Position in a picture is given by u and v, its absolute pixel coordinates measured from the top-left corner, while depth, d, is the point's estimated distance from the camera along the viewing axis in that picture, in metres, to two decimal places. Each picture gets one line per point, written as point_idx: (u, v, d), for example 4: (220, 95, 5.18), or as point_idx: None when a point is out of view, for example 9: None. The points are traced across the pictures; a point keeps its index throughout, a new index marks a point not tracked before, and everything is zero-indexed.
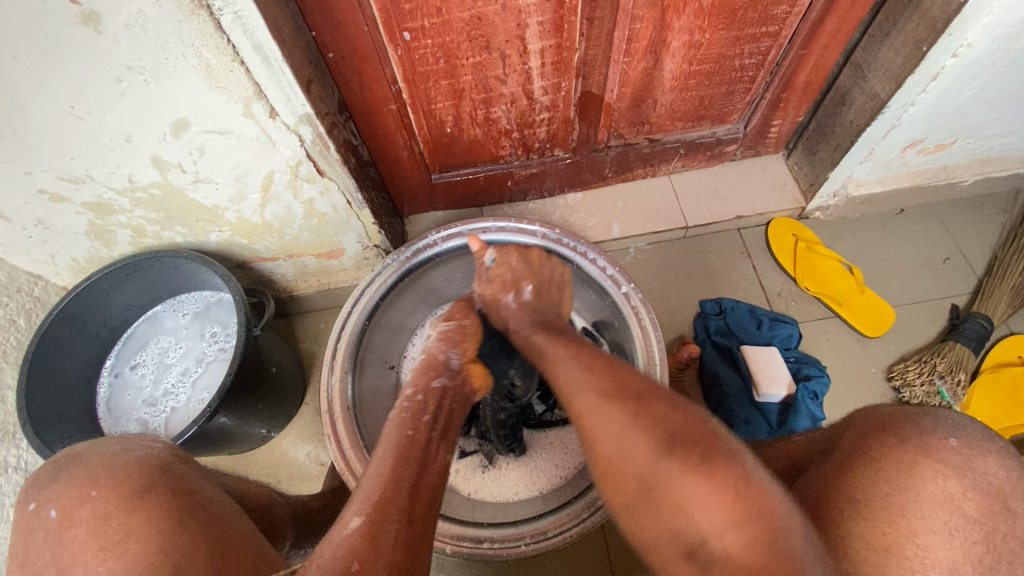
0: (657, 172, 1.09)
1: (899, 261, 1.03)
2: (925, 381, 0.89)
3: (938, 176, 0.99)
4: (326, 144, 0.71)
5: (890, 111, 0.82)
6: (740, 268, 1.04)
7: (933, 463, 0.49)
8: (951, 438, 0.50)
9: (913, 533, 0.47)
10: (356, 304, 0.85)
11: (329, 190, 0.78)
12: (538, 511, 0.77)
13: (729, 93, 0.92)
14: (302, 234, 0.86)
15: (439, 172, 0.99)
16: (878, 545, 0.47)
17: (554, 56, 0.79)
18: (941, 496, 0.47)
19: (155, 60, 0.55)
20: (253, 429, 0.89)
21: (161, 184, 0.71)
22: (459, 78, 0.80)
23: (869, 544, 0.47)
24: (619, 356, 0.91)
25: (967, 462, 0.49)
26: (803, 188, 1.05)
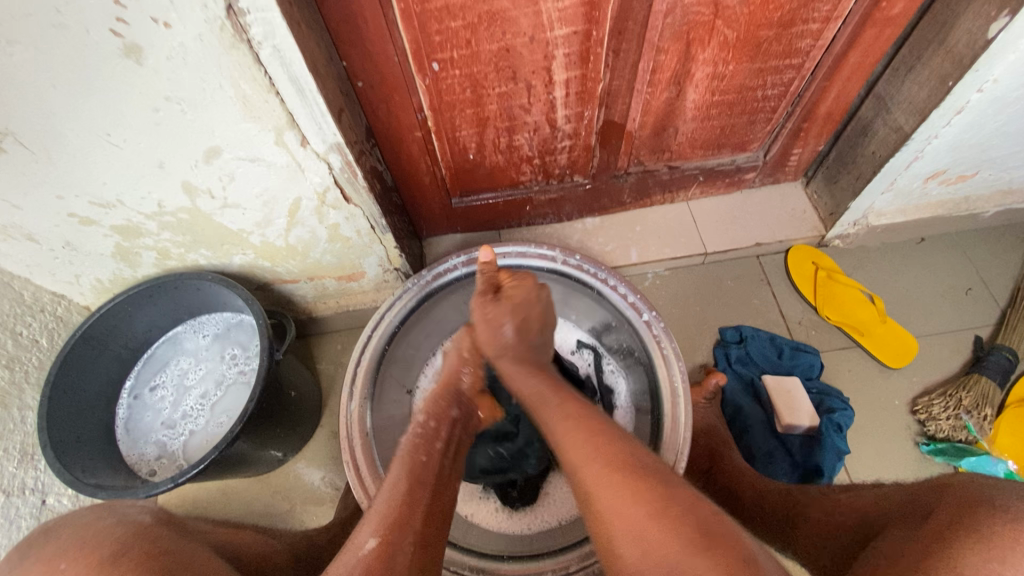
0: (675, 199, 1.09)
1: (920, 290, 1.02)
2: (950, 416, 0.87)
3: (959, 207, 0.99)
4: (354, 171, 0.72)
5: (913, 144, 0.82)
6: (760, 296, 1.03)
7: None
8: None
9: None
10: (376, 327, 0.85)
11: (354, 216, 0.79)
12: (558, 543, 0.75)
13: (750, 122, 0.92)
14: (324, 258, 0.86)
15: (459, 197, 1.00)
16: None
17: (578, 86, 0.80)
18: None
19: (192, 91, 0.56)
20: (269, 452, 0.88)
21: (189, 209, 0.71)
22: (484, 106, 0.80)
23: None
24: (628, 356, 0.91)
25: None
26: (822, 216, 1.05)
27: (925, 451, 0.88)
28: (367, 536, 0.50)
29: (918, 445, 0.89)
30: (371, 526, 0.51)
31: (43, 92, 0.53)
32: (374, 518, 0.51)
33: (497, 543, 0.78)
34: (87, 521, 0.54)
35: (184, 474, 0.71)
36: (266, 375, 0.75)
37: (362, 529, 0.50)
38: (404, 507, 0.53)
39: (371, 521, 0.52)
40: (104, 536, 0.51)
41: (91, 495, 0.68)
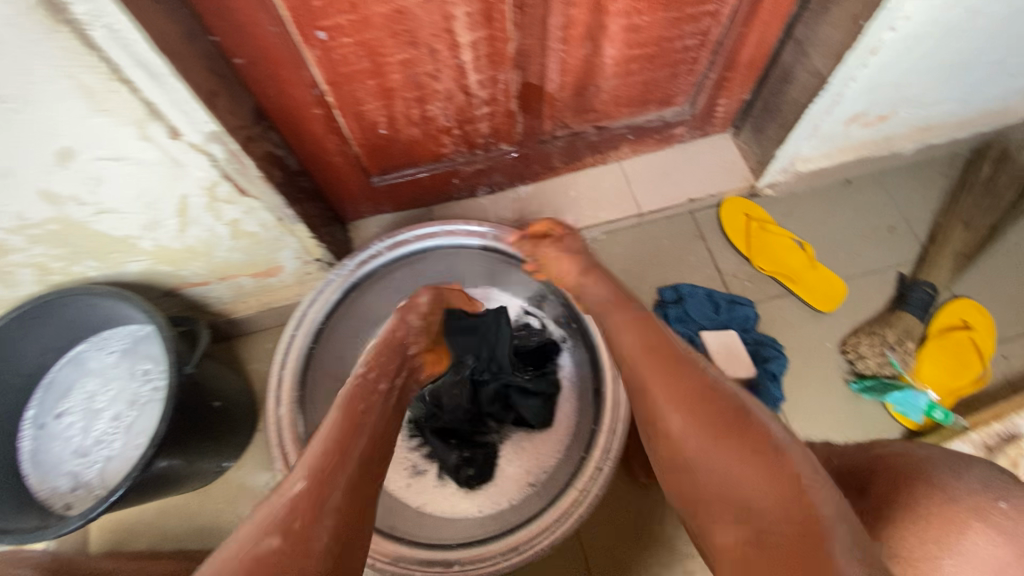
0: (607, 159, 1.06)
1: (848, 232, 1.04)
2: (877, 353, 0.91)
3: (881, 147, 1.00)
4: (243, 160, 0.65)
5: (832, 87, 0.81)
6: (696, 252, 1.03)
7: None
8: None
9: None
10: (299, 326, 0.80)
11: (254, 209, 0.72)
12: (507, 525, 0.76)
13: (673, 75, 0.89)
14: (232, 256, 0.80)
15: (379, 175, 0.94)
16: None
17: (487, 48, 0.74)
18: None
19: (19, 85, 0.48)
20: (201, 467, 0.83)
21: (58, 219, 0.63)
22: (386, 76, 0.74)
23: None
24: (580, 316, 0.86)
25: None
26: (752, 166, 1.04)
27: (854, 389, 0.92)
28: (297, 478, 0.48)
29: (848, 383, 0.93)
30: (302, 470, 0.49)
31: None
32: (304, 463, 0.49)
33: (450, 532, 0.78)
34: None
35: (97, 507, 0.66)
36: (177, 391, 0.69)
37: (296, 476, 0.48)
38: (345, 461, 0.50)
39: (304, 463, 0.50)
40: None
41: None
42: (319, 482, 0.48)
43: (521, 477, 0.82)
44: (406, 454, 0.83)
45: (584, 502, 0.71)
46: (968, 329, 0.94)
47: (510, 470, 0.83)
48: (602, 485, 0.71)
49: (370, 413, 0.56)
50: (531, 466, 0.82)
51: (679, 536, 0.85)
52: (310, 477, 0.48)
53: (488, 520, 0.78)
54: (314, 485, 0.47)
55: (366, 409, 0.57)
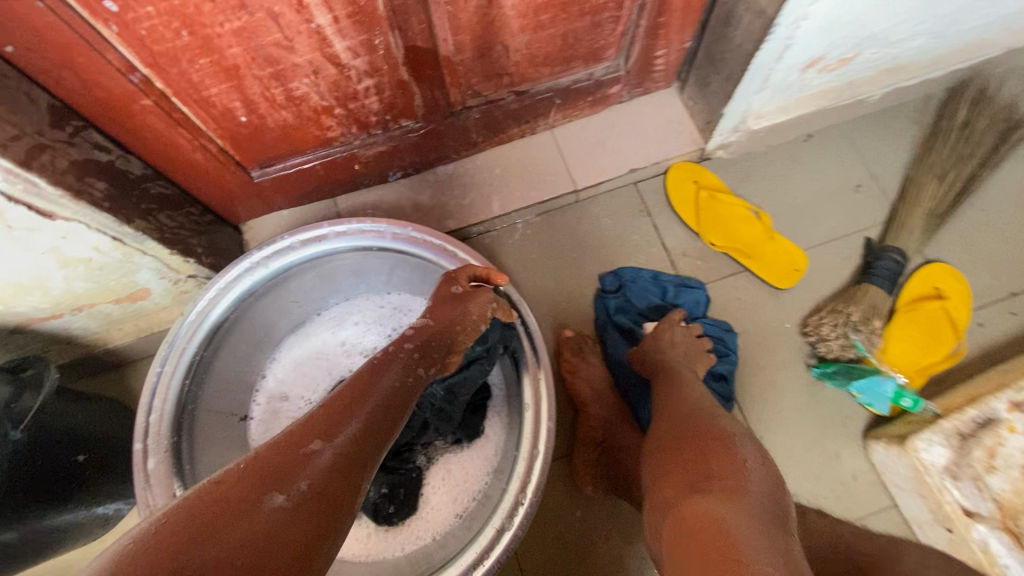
0: (535, 129, 0.92)
1: (810, 194, 0.93)
2: (839, 334, 0.81)
3: (844, 94, 0.87)
4: (28, 177, 0.51)
5: (780, 30, 0.67)
6: (640, 230, 0.91)
7: None
8: None
9: None
10: (166, 360, 0.68)
11: (74, 231, 0.58)
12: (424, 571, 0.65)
13: (595, 25, 0.75)
14: (74, 285, 0.66)
15: (260, 169, 0.80)
16: None
17: (347, 7, 0.59)
18: None
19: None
20: (82, 524, 0.73)
21: None
22: (222, 52, 0.58)
23: None
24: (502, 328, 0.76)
25: None
26: (700, 126, 0.91)
27: (815, 374, 0.83)
28: (277, 490, 0.42)
29: (809, 368, 0.84)
30: (276, 478, 0.42)
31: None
32: (282, 464, 0.43)
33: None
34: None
35: None
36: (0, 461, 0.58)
37: (280, 481, 0.42)
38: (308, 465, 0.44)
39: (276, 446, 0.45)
40: None
41: None
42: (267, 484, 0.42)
43: (447, 507, 0.73)
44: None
45: (501, 544, 0.61)
46: (941, 299, 0.84)
47: (436, 499, 0.74)
48: (521, 523, 0.61)
49: (368, 416, 0.51)
50: (457, 495, 0.73)
51: (629, 553, 0.77)
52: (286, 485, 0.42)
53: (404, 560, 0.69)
54: (256, 485, 0.42)
55: (373, 410, 0.52)
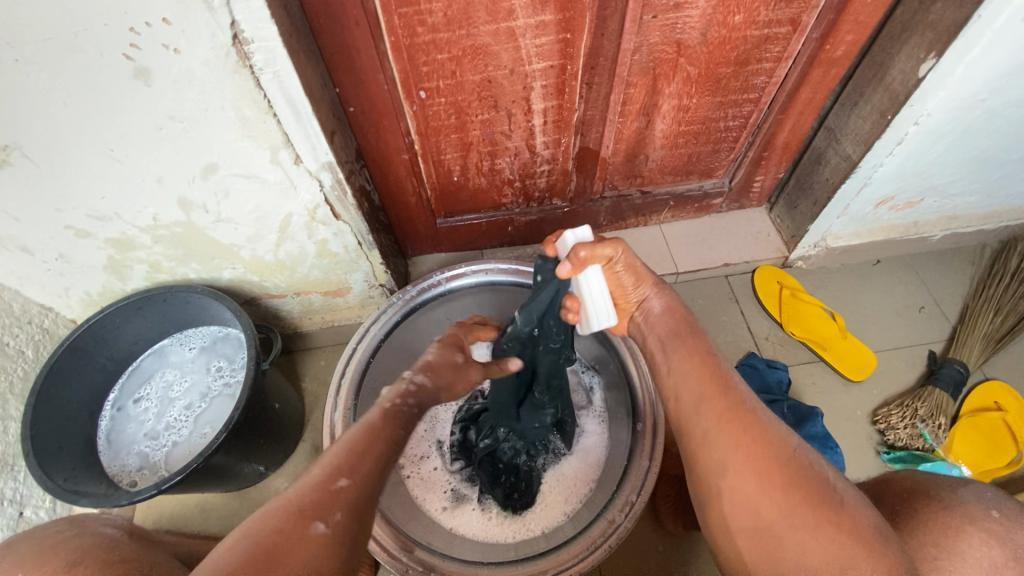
0: (648, 222, 1.15)
1: (877, 308, 1.09)
2: (908, 424, 0.92)
3: (909, 231, 1.07)
4: (344, 189, 0.76)
5: (862, 171, 0.90)
6: (729, 313, 1.09)
7: (977, 531, 0.51)
8: (993, 510, 0.53)
9: None
10: (361, 340, 0.88)
11: (342, 232, 0.82)
12: (537, 549, 0.78)
13: (715, 151, 1.00)
14: (312, 273, 0.90)
15: (444, 218, 1.05)
16: None
17: (555, 115, 0.87)
18: (985, 563, 0.50)
19: (204, 119, 0.61)
20: (251, 466, 0.89)
21: (184, 223, 0.75)
22: (468, 132, 0.86)
23: None
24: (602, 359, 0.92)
25: (1009, 533, 0.51)
26: (785, 239, 1.12)
27: (885, 459, 0.93)
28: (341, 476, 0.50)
29: (879, 453, 0.94)
30: (279, 531, 0.46)
31: (74, 118, 0.58)
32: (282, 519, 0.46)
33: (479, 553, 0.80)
34: (53, 530, 0.64)
35: (166, 480, 0.73)
36: (252, 385, 0.77)
37: (300, 521, 0.47)
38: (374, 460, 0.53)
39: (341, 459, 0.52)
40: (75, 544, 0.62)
41: (73, 503, 0.69)
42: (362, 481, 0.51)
43: (557, 507, 0.86)
44: (448, 478, 0.90)
45: (614, 532, 0.73)
46: (1001, 411, 0.95)
47: (550, 500, 0.87)
48: (632, 516, 0.73)
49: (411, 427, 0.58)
50: (568, 497, 0.87)
51: None
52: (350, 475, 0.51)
53: (519, 545, 0.81)
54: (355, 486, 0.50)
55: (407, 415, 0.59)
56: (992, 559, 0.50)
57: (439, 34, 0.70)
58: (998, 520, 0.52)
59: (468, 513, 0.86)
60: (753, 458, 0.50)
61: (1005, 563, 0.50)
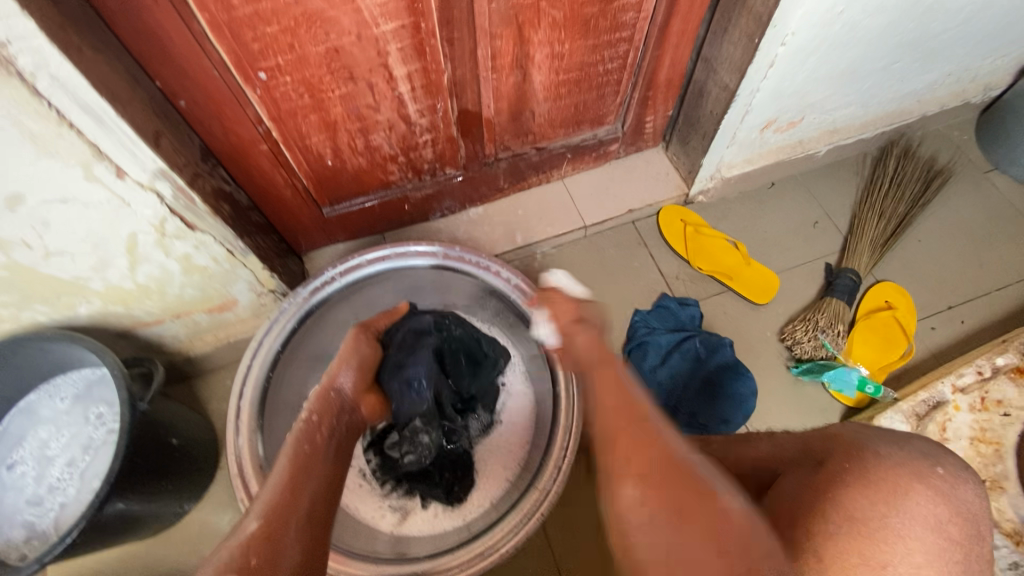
0: (550, 179, 1.12)
1: (777, 230, 1.12)
2: (811, 337, 0.97)
3: (796, 150, 1.10)
4: (190, 196, 0.67)
5: (741, 98, 0.90)
6: (640, 258, 1.09)
7: (925, 489, 0.50)
8: (939, 467, 0.52)
9: (907, 551, 0.48)
10: (256, 355, 0.81)
11: (204, 243, 0.74)
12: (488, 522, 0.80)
13: (600, 96, 0.97)
14: (185, 292, 0.81)
15: (331, 206, 0.97)
16: (870, 560, 0.47)
17: (422, 80, 0.80)
18: (931, 518, 0.49)
19: None
20: (161, 509, 0.82)
21: (6, 264, 0.65)
22: (328, 110, 0.78)
23: (864, 559, 0.47)
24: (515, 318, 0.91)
25: (950, 488, 0.51)
26: (683, 175, 1.12)
27: (795, 373, 0.98)
28: (252, 518, 0.52)
29: (789, 368, 0.99)
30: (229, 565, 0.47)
31: None
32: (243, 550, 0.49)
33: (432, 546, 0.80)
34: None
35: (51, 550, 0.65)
36: (130, 429, 0.69)
37: (233, 563, 0.48)
38: (294, 496, 0.56)
39: (257, 506, 0.54)
40: None
41: None
42: (273, 526, 0.52)
43: (499, 474, 0.87)
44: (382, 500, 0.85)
45: (545, 500, 0.74)
46: (891, 309, 1.02)
47: (489, 469, 0.87)
48: (562, 482, 0.75)
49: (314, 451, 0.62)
50: (505, 462, 0.87)
51: None
52: (262, 517, 0.52)
53: (471, 524, 0.81)
54: (268, 530, 0.51)
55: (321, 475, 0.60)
56: (934, 515, 0.49)
57: (259, 4, 0.61)
58: (944, 476, 0.51)
59: (414, 519, 0.84)
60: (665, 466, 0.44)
61: (947, 519, 0.49)
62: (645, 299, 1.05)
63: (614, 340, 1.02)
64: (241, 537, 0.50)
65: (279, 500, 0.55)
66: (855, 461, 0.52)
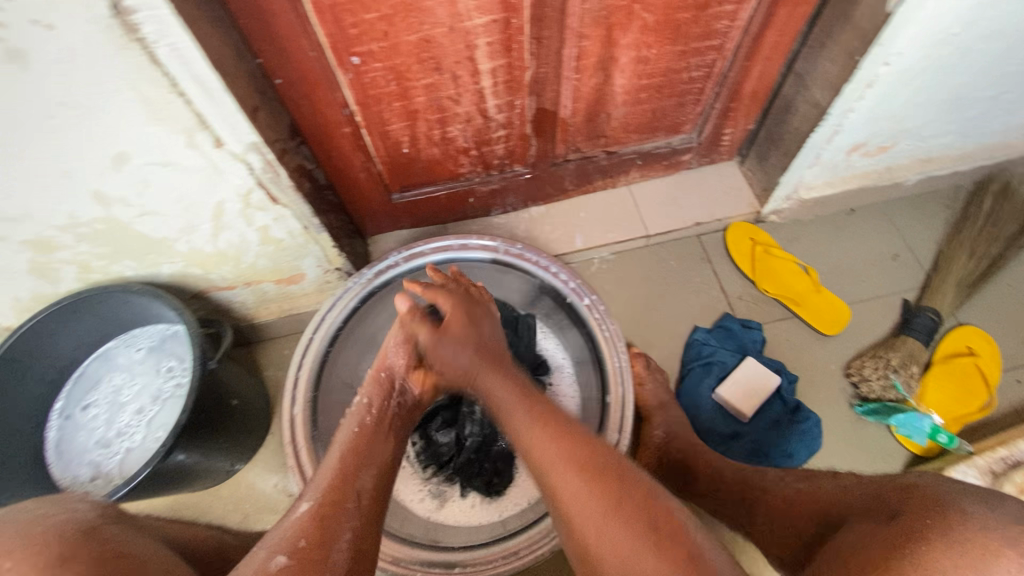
0: (616, 184, 1.10)
1: (851, 259, 1.07)
2: (881, 375, 0.92)
3: (883, 177, 1.04)
4: (276, 170, 0.70)
5: (832, 118, 0.86)
6: (702, 274, 1.06)
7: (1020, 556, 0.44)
8: None
9: None
10: (318, 329, 0.84)
11: (283, 216, 0.77)
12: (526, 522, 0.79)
13: (680, 104, 0.94)
14: (258, 262, 0.84)
15: (399, 192, 0.99)
16: None
17: (505, 75, 0.80)
18: None
19: (101, 103, 0.55)
20: (214, 465, 0.85)
21: (105, 219, 0.69)
22: (411, 99, 0.80)
23: None
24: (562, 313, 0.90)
25: None
26: (757, 193, 1.08)
27: (858, 412, 0.93)
28: (305, 499, 0.52)
29: (853, 406, 0.94)
30: (281, 544, 0.47)
31: None
32: (297, 530, 0.49)
33: (468, 537, 0.80)
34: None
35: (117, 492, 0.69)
36: (200, 385, 0.72)
37: (282, 544, 0.47)
38: (347, 477, 0.55)
39: (311, 488, 0.54)
40: None
41: None
42: (328, 510, 0.51)
43: None
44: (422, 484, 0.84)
45: None
46: (972, 356, 0.95)
47: (531, 468, 0.85)
48: None
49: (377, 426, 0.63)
50: None
51: None
52: (314, 498, 0.52)
53: (506, 521, 0.81)
54: (322, 513, 0.50)
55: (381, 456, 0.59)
56: None
57: None
58: None
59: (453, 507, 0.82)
60: (569, 451, 0.55)
61: None
62: (703, 317, 1.02)
63: (666, 355, 1.00)
64: (293, 520, 0.50)
65: (336, 479, 0.54)
66: (933, 518, 0.48)
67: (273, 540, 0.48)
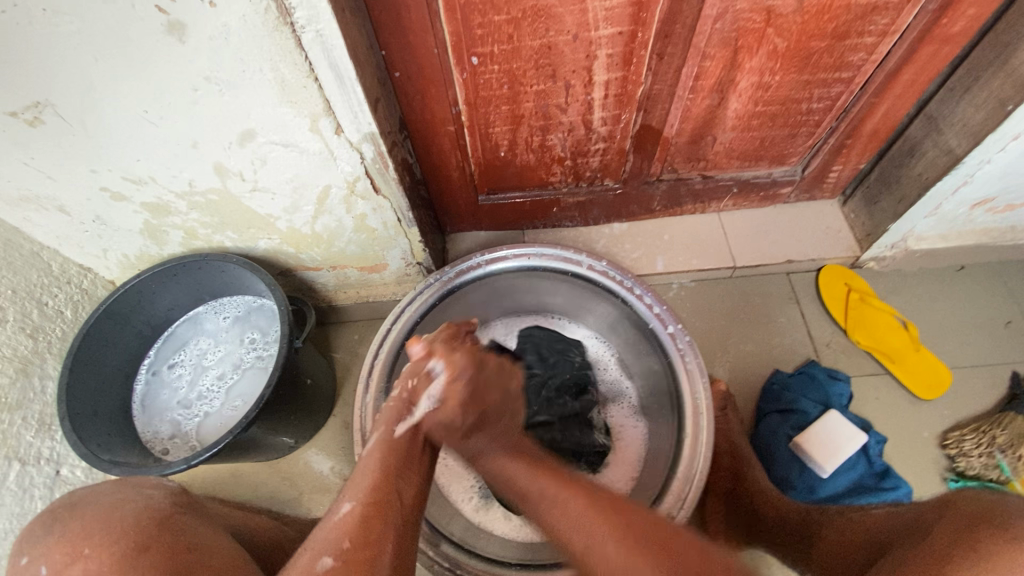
0: (706, 209, 1.06)
1: (956, 320, 0.98)
2: (983, 452, 0.84)
3: (1005, 236, 0.95)
4: (385, 162, 0.70)
5: (964, 168, 0.79)
6: (788, 314, 1.01)
7: None
8: None
9: None
10: (396, 321, 0.84)
11: (382, 207, 0.78)
12: None
13: (792, 135, 0.90)
14: (348, 248, 0.86)
15: (487, 194, 0.99)
16: None
17: (618, 88, 0.78)
18: None
19: (241, 82, 0.56)
20: (280, 440, 0.87)
21: (219, 190, 0.71)
22: (520, 104, 0.79)
23: None
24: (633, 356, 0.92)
25: None
26: (858, 237, 1.01)
27: (953, 487, 0.85)
28: (346, 501, 0.51)
29: (945, 480, 0.86)
30: (327, 546, 0.47)
31: (104, 75, 0.54)
32: (342, 532, 0.48)
33: (504, 548, 0.78)
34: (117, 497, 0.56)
35: (197, 455, 0.71)
36: (284, 363, 0.74)
37: (328, 545, 0.47)
38: (389, 480, 0.54)
39: (351, 487, 0.53)
40: (117, 517, 0.52)
41: (105, 470, 0.67)
42: (374, 510, 0.50)
43: None
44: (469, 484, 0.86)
45: None
46: None
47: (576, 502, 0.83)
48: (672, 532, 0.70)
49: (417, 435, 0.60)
50: None
51: None
52: (356, 499, 0.51)
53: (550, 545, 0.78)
54: (367, 513, 0.49)
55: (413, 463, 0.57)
56: None
57: None
58: None
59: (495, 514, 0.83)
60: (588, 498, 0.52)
61: None
62: (784, 360, 0.97)
63: (740, 395, 0.95)
64: (337, 520, 0.49)
65: (373, 481, 0.53)
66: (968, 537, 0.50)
67: (318, 541, 0.47)
